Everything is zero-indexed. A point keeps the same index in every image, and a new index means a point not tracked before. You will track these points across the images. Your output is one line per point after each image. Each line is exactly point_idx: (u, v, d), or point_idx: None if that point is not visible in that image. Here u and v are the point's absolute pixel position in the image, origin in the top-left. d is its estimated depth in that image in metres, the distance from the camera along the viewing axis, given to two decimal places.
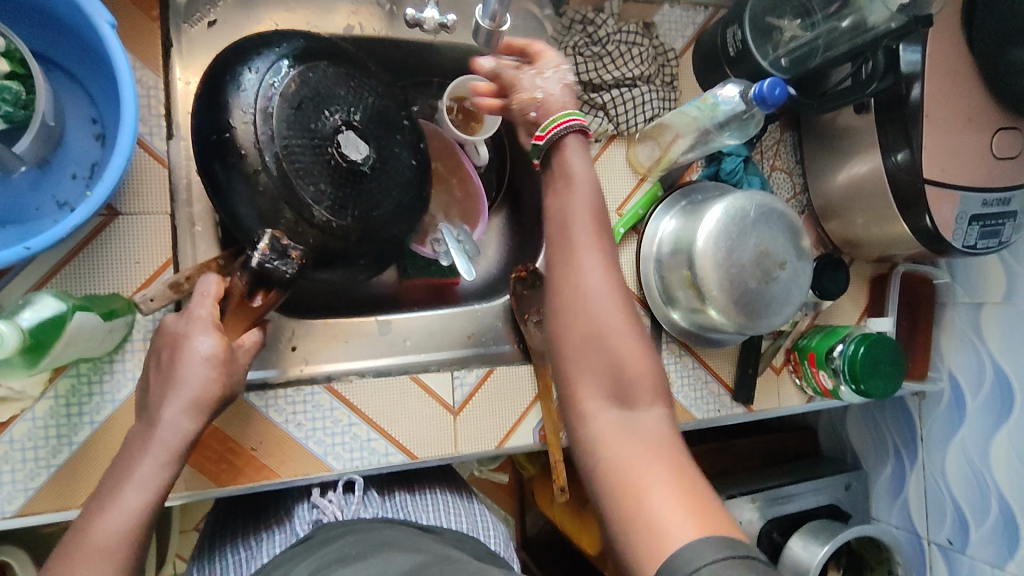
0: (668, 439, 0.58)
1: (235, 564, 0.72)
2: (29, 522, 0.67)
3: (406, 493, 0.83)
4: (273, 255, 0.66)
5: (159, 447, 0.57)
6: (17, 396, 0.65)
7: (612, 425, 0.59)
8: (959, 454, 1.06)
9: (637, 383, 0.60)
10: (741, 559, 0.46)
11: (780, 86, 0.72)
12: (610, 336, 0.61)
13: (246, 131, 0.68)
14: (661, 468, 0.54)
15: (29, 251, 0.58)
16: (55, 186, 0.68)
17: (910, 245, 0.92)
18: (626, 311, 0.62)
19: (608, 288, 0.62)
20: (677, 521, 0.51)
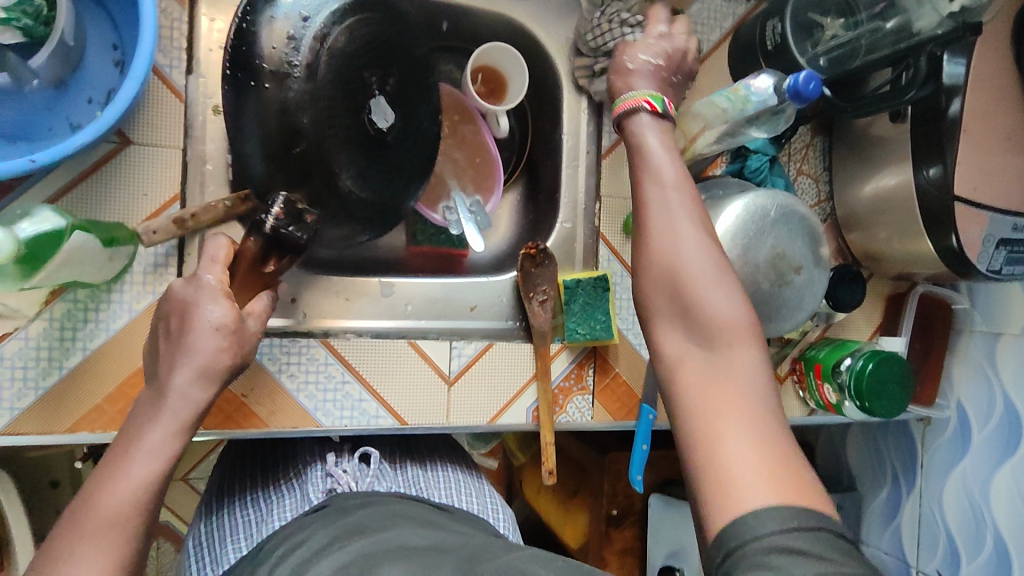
0: (756, 386, 0.53)
1: (243, 525, 0.72)
2: (12, 443, 0.66)
3: (418, 467, 0.82)
4: (288, 220, 0.67)
5: (171, 419, 0.55)
6: (11, 314, 0.65)
7: (693, 372, 0.55)
8: (958, 483, 1.03)
9: (722, 329, 0.55)
10: (806, 532, 0.45)
11: (815, 81, 0.69)
12: (695, 281, 0.57)
13: (288, 87, 0.67)
14: (742, 418, 0.51)
15: (35, 164, 0.57)
16: (70, 108, 0.67)
17: (931, 265, 0.89)
18: (714, 257, 0.58)
19: (696, 236, 0.59)
20: (748, 476, 0.49)
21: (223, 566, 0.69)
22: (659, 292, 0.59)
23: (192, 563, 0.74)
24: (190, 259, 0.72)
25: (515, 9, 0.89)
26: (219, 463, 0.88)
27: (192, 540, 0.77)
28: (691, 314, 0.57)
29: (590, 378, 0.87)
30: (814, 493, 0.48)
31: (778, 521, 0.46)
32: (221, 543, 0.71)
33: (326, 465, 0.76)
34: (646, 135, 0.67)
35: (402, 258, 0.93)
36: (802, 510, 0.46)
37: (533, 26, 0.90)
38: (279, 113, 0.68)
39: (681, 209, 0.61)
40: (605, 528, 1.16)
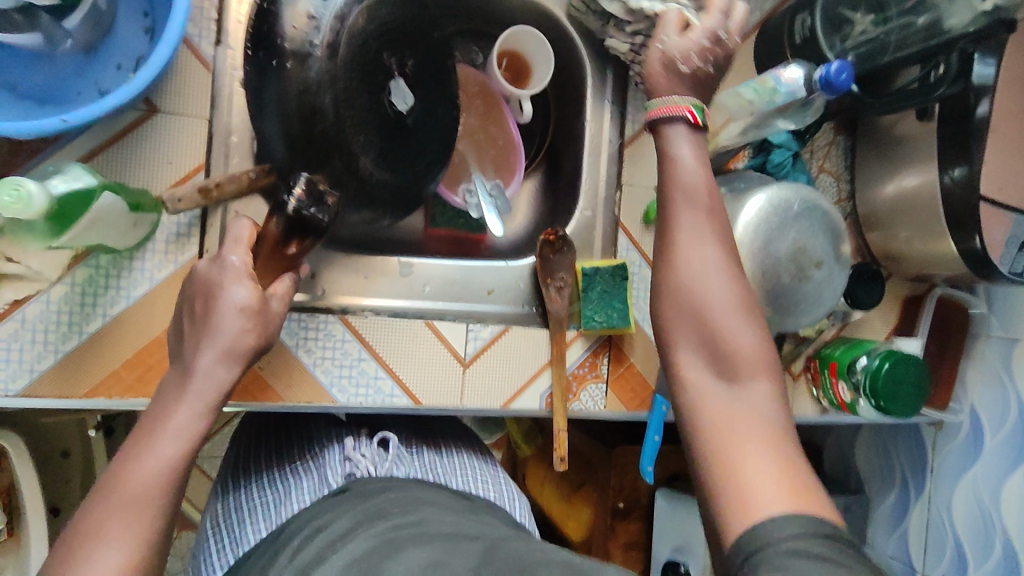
0: (772, 414, 0.53)
1: (261, 506, 0.71)
2: (30, 405, 0.66)
3: (435, 454, 0.80)
4: (310, 202, 0.65)
5: (195, 400, 0.55)
6: (34, 276, 0.65)
7: (712, 403, 0.55)
8: (968, 490, 1.03)
9: (740, 357, 0.55)
10: (822, 538, 0.45)
11: (847, 71, 0.70)
12: (718, 311, 0.56)
13: (306, 65, 0.66)
14: (763, 448, 0.51)
15: (67, 124, 0.57)
16: (98, 73, 0.67)
17: (951, 267, 0.89)
18: (734, 284, 0.57)
19: (721, 264, 0.58)
20: (766, 490, 0.49)
21: (243, 547, 0.68)
22: (680, 319, 0.58)
23: (210, 543, 0.72)
24: (212, 230, 0.72)
25: None
26: (232, 445, 0.86)
27: (208, 518, 0.77)
28: (712, 344, 0.56)
29: (605, 367, 0.87)
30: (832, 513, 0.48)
31: (797, 528, 0.46)
32: (239, 525, 0.70)
33: (345, 449, 0.75)
34: (677, 149, 0.61)
35: (419, 239, 0.92)
36: (819, 519, 0.47)
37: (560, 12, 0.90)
38: (302, 87, 0.66)
39: (710, 234, 0.59)
40: (610, 521, 1.17)
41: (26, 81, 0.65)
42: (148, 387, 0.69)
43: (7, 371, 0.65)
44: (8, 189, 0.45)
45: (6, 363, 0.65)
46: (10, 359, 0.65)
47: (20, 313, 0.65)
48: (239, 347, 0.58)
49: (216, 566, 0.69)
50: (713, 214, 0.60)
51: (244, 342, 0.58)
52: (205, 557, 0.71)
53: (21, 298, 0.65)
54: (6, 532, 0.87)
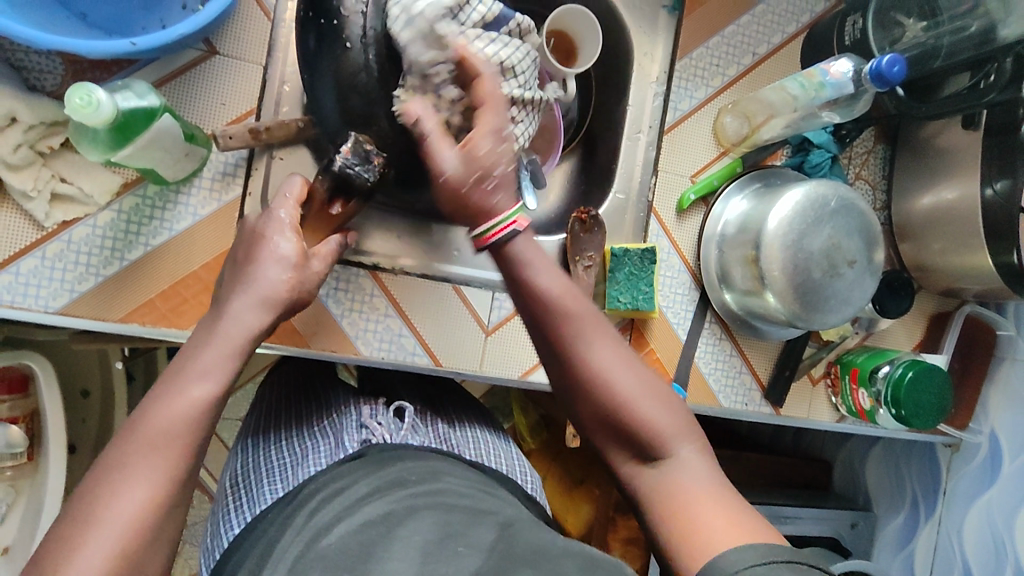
0: (708, 478, 0.54)
1: (277, 470, 0.71)
2: (67, 324, 0.68)
3: (447, 424, 0.80)
4: (355, 160, 0.67)
5: (222, 343, 0.52)
6: (84, 200, 0.67)
7: (651, 493, 0.55)
8: (982, 513, 1.01)
9: (659, 436, 0.55)
10: (786, 563, 0.46)
11: (899, 63, 0.73)
12: (623, 404, 0.56)
13: (354, 23, 0.64)
14: (709, 508, 0.51)
15: (136, 48, 0.60)
16: (165, 11, 0.69)
17: (987, 281, 0.88)
18: (633, 371, 0.57)
19: (614, 362, 0.57)
20: (719, 540, 0.49)
21: (259, 506, 0.67)
22: (592, 420, 0.58)
23: (227, 502, 0.73)
24: (257, 173, 0.73)
25: None
26: (253, 407, 0.86)
27: (227, 468, 0.78)
28: (632, 436, 0.56)
29: None
30: (779, 540, 0.50)
31: (753, 557, 0.46)
32: (256, 486, 0.70)
33: (362, 416, 0.74)
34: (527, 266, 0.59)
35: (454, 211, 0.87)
36: (779, 550, 0.47)
37: None
38: (354, 53, 0.65)
39: (597, 335, 0.58)
40: (611, 513, 1.15)
41: (94, 11, 0.67)
42: (181, 319, 0.71)
43: (49, 289, 0.67)
44: (80, 93, 0.49)
45: (49, 280, 0.67)
46: (52, 278, 0.67)
47: (67, 234, 0.67)
48: (276, 296, 0.55)
49: (233, 524, 0.69)
50: (591, 317, 0.58)
51: (278, 294, 0.56)
52: (222, 519, 0.71)
53: (69, 219, 0.67)
54: (25, 455, 0.88)
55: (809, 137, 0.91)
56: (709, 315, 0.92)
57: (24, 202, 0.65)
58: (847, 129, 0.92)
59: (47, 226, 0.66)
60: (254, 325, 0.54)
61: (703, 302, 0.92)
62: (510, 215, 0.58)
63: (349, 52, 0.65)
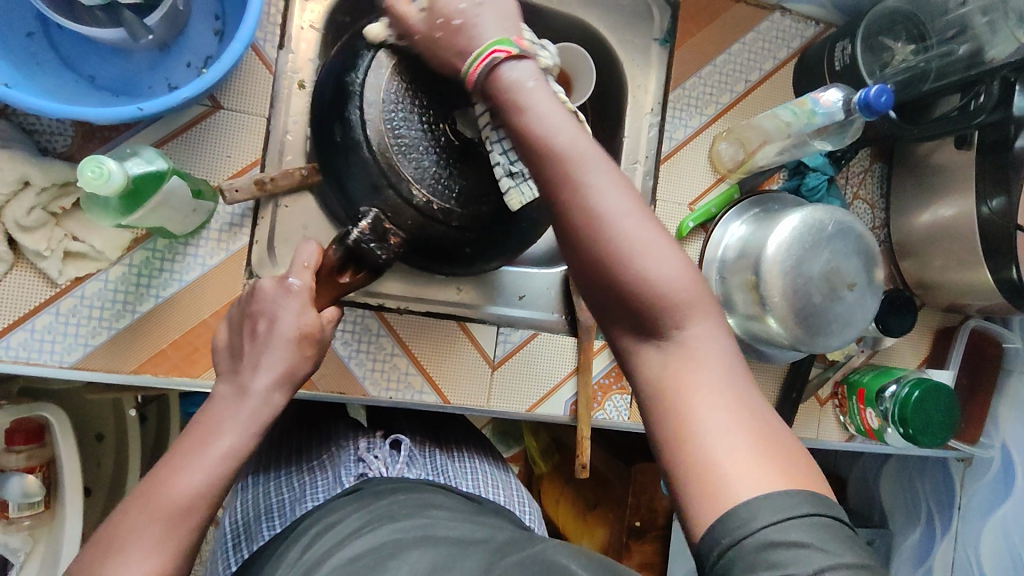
0: (722, 366, 0.48)
1: (278, 506, 0.72)
2: (83, 377, 0.69)
3: (446, 456, 0.81)
4: (372, 236, 0.61)
5: (236, 417, 0.54)
6: (96, 256, 0.69)
7: (653, 372, 0.49)
8: (997, 527, 1.01)
9: (670, 309, 0.48)
10: (809, 519, 0.41)
11: (886, 94, 0.74)
12: (633, 258, 0.48)
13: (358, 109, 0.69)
14: (719, 409, 0.45)
15: (143, 112, 0.62)
16: (170, 70, 0.72)
17: (988, 296, 0.88)
18: (645, 223, 0.49)
19: (618, 210, 0.49)
20: (733, 466, 0.43)
21: (257, 543, 0.69)
22: (593, 278, 0.50)
23: (228, 537, 0.74)
24: (262, 223, 0.75)
25: (588, 12, 0.93)
26: None
27: (230, 506, 0.80)
28: (632, 302, 0.49)
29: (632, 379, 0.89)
30: (802, 466, 0.44)
31: (768, 509, 0.41)
32: (256, 523, 0.72)
33: (359, 451, 0.76)
34: (527, 96, 0.52)
35: None
36: (798, 498, 0.42)
37: (607, 33, 0.93)
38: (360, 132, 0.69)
39: (604, 175, 0.50)
40: (625, 539, 1.13)
41: (103, 73, 0.70)
42: (191, 368, 0.72)
43: (65, 343, 0.69)
44: (92, 166, 0.50)
45: (65, 335, 0.69)
46: (67, 333, 0.69)
47: (80, 290, 0.69)
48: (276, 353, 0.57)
49: (232, 562, 0.71)
50: (596, 155, 0.50)
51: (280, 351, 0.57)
52: (223, 554, 0.73)
53: (82, 276, 0.69)
54: (43, 505, 0.89)
55: (805, 161, 0.92)
56: None
57: (38, 261, 0.67)
58: (842, 152, 0.93)
59: (60, 283, 0.68)
60: (254, 376, 0.55)
61: None
62: (480, 52, 0.55)
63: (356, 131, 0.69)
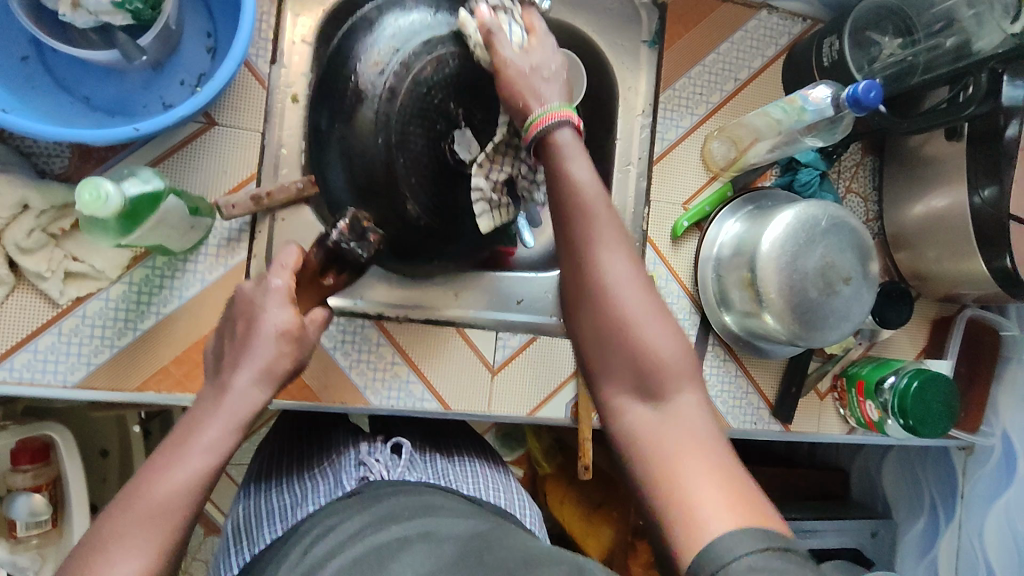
0: (707, 427, 0.48)
1: (279, 510, 0.73)
2: (87, 396, 0.70)
3: (448, 461, 0.81)
4: (350, 237, 0.63)
5: (227, 416, 0.54)
6: (96, 275, 0.70)
7: (643, 428, 0.49)
8: (1000, 515, 1.01)
9: (664, 372, 0.50)
10: (778, 551, 0.40)
11: (875, 89, 0.75)
12: (636, 322, 0.51)
13: (369, 109, 0.71)
14: (705, 462, 0.46)
15: (138, 133, 0.62)
16: (164, 88, 0.72)
17: (983, 286, 0.88)
18: (649, 295, 0.52)
19: (628, 278, 0.52)
20: (714, 509, 0.43)
21: (257, 546, 0.69)
22: (596, 335, 0.52)
23: (229, 543, 0.74)
24: (260, 236, 0.76)
25: (577, 17, 0.94)
26: (258, 454, 0.88)
27: (232, 514, 0.80)
28: (631, 361, 0.50)
29: None
30: (780, 520, 0.44)
31: (747, 542, 0.41)
32: (257, 526, 0.72)
33: (359, 454, 0.76)
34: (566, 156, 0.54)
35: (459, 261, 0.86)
36: (776, 535, 0.41)
37: (596, 36, 0.94)
38: (366, 135, 0.71)
39: (616, 245, 0.53)
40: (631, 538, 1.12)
41: (98, 94, 0.71)
42: (194, 383, 0.73)
43: (68, 363, 0.69)
44: (89, 189, 0.51)
45: (67, 355, 0.69)
46: (69, 352, 0.69)
47: (82, 309, 0.70)
48: (278, 362, 0.57)
49: (232, 564, 0.71)
50: (616, 224, 0.53)
51: (281, 362, 0.57)
52: (223, 559, 0.74)
53: (83, 295, 0.70)
54: (51, 522, 0.89)
55: (796, 157, 0.93)
56: (711, 337, 0.93)
57: (39, 282, 0.67)
58: (834, 148, 0.94)
59: (61, 303, 0.69)
60: (253, 386, 0.56)
61: (704, 324, 0.93)
62: (557, 108, 0.56)
63: (359, 130, 0.72)
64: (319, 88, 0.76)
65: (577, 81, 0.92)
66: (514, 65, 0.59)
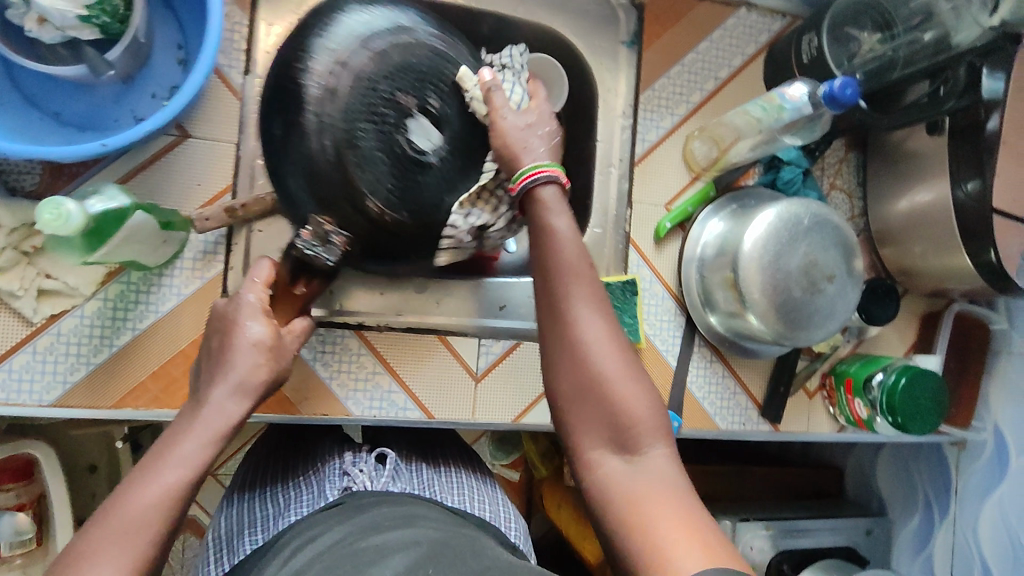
0: (677, 480, 0.51)
1: (261, 520, 0.72)
2: (63, 414, 0.69)
3: (433, 471, 0.81)
4: (315, 242, 0.61)
5: (203, 430, 0.54)
6: (70, 292, 0.69)
7: (618, 482, 0.51)
8: (994, 512, 1.00)
9: (637, 427, 0.52)
10: None
11: (851, 86, 0.75)
12: (612, 380, 0.53)
13: (309, 113, 0.63)
14: (676, 514, 0.48)
15: (105, 148, 0.61)
16: (135, 102, 0.72)
17: (969, 281, 0.88)
18: (625, 353, 0.54)
19: (605, 338, 0.54)
20: (685, 553, 0.45)
21: (238, 556, 0.69)
22: (574, 391, 0.54)
23: (210, 554, 0.74)
24: (236, 249, 0.75)
25: (555, 19, 0.93)
26: (243, 464, 0.87)
27: (214, 524, 0.79)
28: (608, 416, 0.52)
29: None
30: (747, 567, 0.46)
31: None
32: (238, 537, 0.72)
33: (343, 465, 0.76)
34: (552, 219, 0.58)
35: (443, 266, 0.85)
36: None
37: (575, 39, 0.93)
38: (312, 140, 0.63)
39: (593, 304, 0.55)
40: None
41: (68, 109, 0.70)
42: (173, 399, 0.72)
43: (43, 382, 0.69)
44: (50, 208, 0.51)
45: (42, 374, 0.69)
46: (45, 371, 0.69)
47: (56, 327, 0.69)
48: (252, 372, 0.56)
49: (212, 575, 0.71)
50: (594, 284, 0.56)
51: (255, 375, 0.56)
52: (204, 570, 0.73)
53: (57, 313, 0.69)
54: (35, 541, 0.88)
55: (779, 155, 0.92)
56: (696, 338, 0.92)
57: (11, 301, 0.67)
58: (815, 144, 0.93)
59: (35, 321, 0.68)
60: (225, 401, 0.55)
61: (690, 325, 0.92)
62: (547, 165, 0.60)
63: (307, 138, 0.63)
64: (271, 89, 0.67)
65: (556, 83, 0.91)
66: (511, 119, 0.64)
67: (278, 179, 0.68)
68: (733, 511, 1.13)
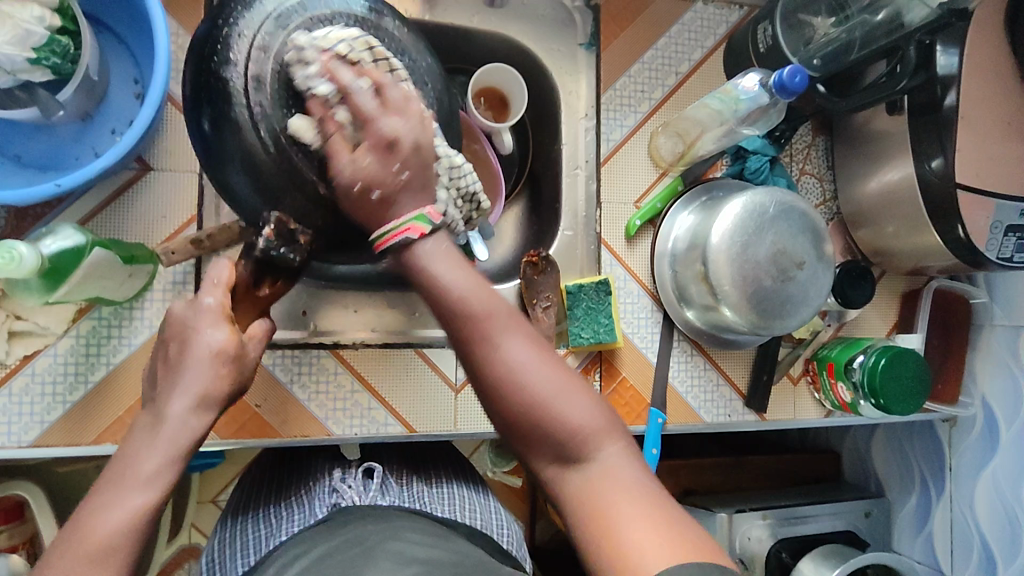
0: (627, 475, 0.54)
1: (253, 542, 0.71)
2: (43, 453, 0.70)
3: (423, 485, 0.80)
4: (279, 242, 0.62)
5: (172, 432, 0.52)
6: (41, 332, 0.70)
7: (573, 493, 0.55)
8: (988, 484, 0.99)
9: (581, 438, 0.55)
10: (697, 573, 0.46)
11: (800, 74, 0.76)
12: (549, 401, 0.55)
13: (239, 104, 0.60)
14: (634, 511, 0.52)
15: (60, 188, 0.62)
16: (95, 139, 0.72)
17: (942, 257, 0.88)
18: (555, 371, 0.57)
19: (536, 363, 0.56)
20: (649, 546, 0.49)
21: None
22: (519, 422, 0.56)
23: None
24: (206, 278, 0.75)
25: (511, 28, 0.94)
26: (236, 490, 0.87)
27: (207, 551, 0.78)
28: (550, 436, 0.55)
29: (597, 383, 0.89)
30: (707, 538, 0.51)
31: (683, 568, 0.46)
32: (232, 560, 0.71)
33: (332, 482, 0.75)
34: (434, 269, 0.57)
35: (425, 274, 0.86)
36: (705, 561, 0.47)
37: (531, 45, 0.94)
38: (249, 133, 0.60)
39: (512, 335, 0.56)
40: None
41: (29, 151, 0.71)
42: None
43: (20, 423, 0.69)
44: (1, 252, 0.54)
45: (19, 415, 0.69)
46: (22, 412, 0.69)
47: (30, 367, 0.69)
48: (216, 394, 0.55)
49: None
50: (505, 314, 0.57)
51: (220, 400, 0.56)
52: None
53: (30, 353, 0.69)
54: None
55: (744, 145, 0.92)
56: (675, 333, 0.92)
57: None
58: (780, 131, 0.93)
59: (9, 363, 0.69)
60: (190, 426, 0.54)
61: (667, 321, 0.92)
62: (402, 222, 0.57)
63: (244, 132, 0.60)
64: (192, 87, 0.63)
65: (515, 89, 0.91)
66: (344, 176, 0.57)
67: (218, 174, 0.64)
68: (731, 502, 1.13)
